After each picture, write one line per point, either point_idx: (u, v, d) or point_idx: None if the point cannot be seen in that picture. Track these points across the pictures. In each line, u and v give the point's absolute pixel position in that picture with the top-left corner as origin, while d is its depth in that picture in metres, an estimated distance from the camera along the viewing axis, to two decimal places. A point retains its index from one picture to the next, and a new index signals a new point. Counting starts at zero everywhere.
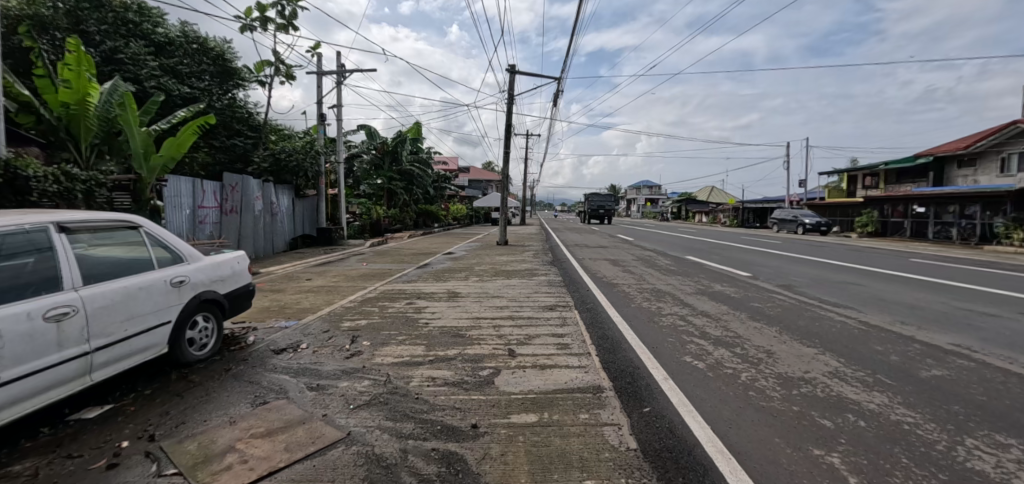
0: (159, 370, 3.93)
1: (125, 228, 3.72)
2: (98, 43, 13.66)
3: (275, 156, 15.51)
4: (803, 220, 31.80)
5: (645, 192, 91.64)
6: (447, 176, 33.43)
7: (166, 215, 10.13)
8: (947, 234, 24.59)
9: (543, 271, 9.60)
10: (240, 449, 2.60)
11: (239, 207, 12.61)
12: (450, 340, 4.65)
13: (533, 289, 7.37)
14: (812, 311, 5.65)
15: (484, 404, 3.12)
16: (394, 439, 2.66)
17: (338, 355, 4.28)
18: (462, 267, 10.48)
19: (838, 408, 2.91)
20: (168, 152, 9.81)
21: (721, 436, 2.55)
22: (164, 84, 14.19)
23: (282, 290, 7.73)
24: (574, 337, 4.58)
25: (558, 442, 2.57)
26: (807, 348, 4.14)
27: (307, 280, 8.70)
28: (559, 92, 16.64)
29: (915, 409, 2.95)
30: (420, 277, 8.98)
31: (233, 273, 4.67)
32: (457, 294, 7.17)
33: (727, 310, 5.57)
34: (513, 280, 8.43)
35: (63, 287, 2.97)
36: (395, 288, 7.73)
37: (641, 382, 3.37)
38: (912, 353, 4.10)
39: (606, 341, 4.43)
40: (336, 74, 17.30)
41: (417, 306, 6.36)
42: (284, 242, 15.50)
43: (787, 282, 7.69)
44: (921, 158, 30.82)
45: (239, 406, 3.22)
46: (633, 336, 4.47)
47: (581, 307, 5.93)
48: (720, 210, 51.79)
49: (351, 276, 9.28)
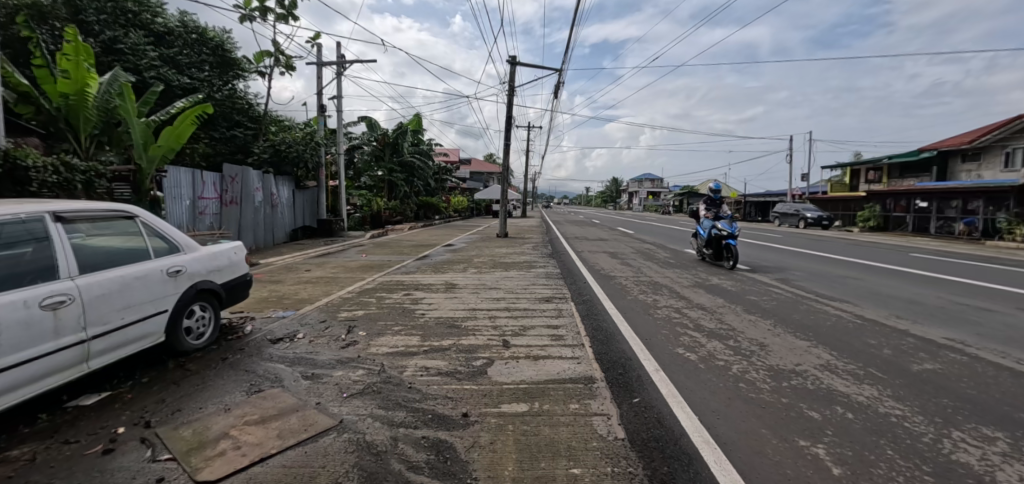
0: (156, 358, 3.96)
1: (121, 218, 3.73)
2: (98, 32, 13.64)
3: (275, 147, 15.52)
4: (804, 213, 31.85)
5: (648, 185, 91.42)
6: (448, 168, 33.46)
7: (167, 206, 10.20)
8: (949, 229, 24.64)
9: (542, 263, 9.64)
10: (233, 436, 2.64)
11: (239, 198, 12.59)
12: (446, 331, 4.67)
13: (531, 281, 7.39)
14: (807, 304, 5.67)
15: (475, 394, 3.15)
16: (385, 427, 2.69)
17: (334, 345, 4.32)
18: (461, 259, 10.52)
19: (827, 400, 2.93)
20: (168, 142, 9.79)
21: (708, 427, 2.57)
22: (164, 74, 14.11)
23: (280, 281, 7.75)
24: (569, 329, 4.60)
25: (549, 431, 2.60)
26: (800, 342, 4.14)
27: (306, 271, 8.75)
28: (559, 84, 16.68)
29: (904, 402, 2.97)
30: (419, 268, 9.01)
31: (230, 262, 4.67)
32: (455, 285, 7.19)
33: (723, 303, 5.56)
34: (511, 272, 8.47)
35: (60, 276, 3.00)
36: (394, 279, 7.76)
37: (632, 373, 3.39)
38: (904, 347, 4.12)
39: (600, 332, 4.44)
40: (336, 66, 17.40)
41: (415, 297, 6.40)
42: (284, 233, 15.54)
43: (785, 276, 7.70)
44: (925, 152, 30.73)
45: (234, 394, 3.26)
46: (627, 328, 4.49)
47: (577, 299, 5.95)
48: (722, 203, 51.78)
49: (350, 267, 9.30)
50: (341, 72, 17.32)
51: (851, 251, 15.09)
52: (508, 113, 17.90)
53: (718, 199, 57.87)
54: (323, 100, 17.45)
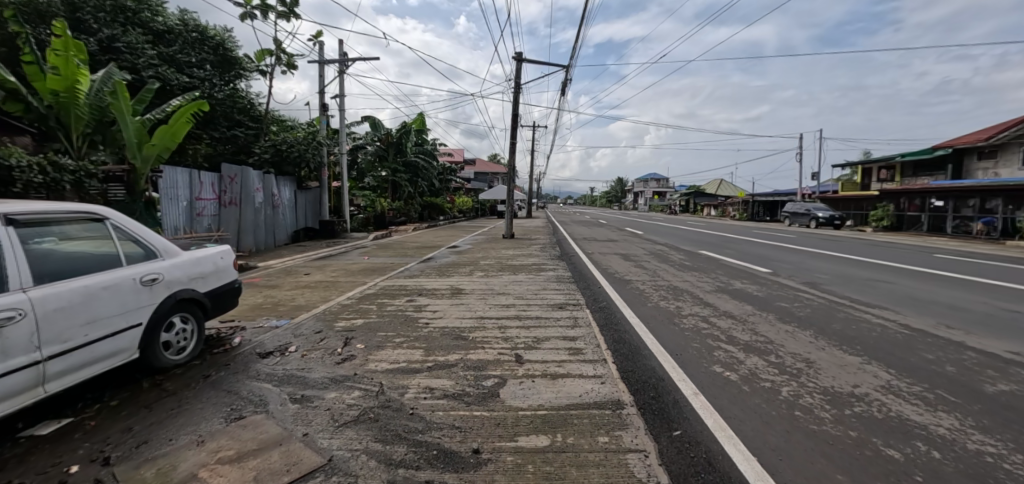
0: (130, 376, 3.57)
1: (87, 220, 3.33)
2: (95, 31, 13.36)
3: (276, 146, 15.20)
4: (816, 213, 31.15)
5: (654, 185, 90.64)
6: (452, 169, 33.16)
7: (163, 207, 9.89)
8: (967, 229, 23.94)
9: (551, 266, 9.19)
10: (202, 479, 2.23)
11: (240, 199, 12.22)
12: (452, 344, 4.24)
13: (541, 286, 6.95)
14: (846, 312, 5.18)
15: (488, 423, 2.72)
16: (380, 468, 2.27)
17: (329, 361, 3.89)
18: (466, 262, 10.11)
19: (903, 434, 2.46)
20: (164, 141, 9.48)
21: (772, 472, 2.12)
22: (162, 73, 13.81)
23: (277, 286, 7.35)
24: (588, 342, 4.15)
25: (576, 474, 2.16)
26: (850, 357, 3.67)
27: (305, 275, 8.35)
28: (566, 81, 16.31)
29: (995, 434, 2.49)
30: (423, 272, 8.61)
31: (216, 269, 4.27)
32: (461, 291, 6.76)
33: (753, 311, 5.09)
34: (519, 275, 8.03)
35: (10, 288, 2.63)
36: (397, 284, 7.35)
37: (667, 397, 2.94)
38: (969, 363, 3.62)
39: (624, 346, 3.98)
40: (338, 64, 17.10)
41: (418, 304, 5.98)
42: (286, 235, 15.19)
43: (812, 279, 7.20)
44: (939, 150, 30.00)
45: (211, 422, 2.86)
46: (653, 341, 4.03)
47: (593, 306, 5.49)
48: (729, 203, 51.11)
49: (351, 270, 8.91)
50: (343, 70, 17.05)
51: (871, 251, 14.63)
52: (513, 111, 17.54)
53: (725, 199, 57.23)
54: (325, 99, 17.14)
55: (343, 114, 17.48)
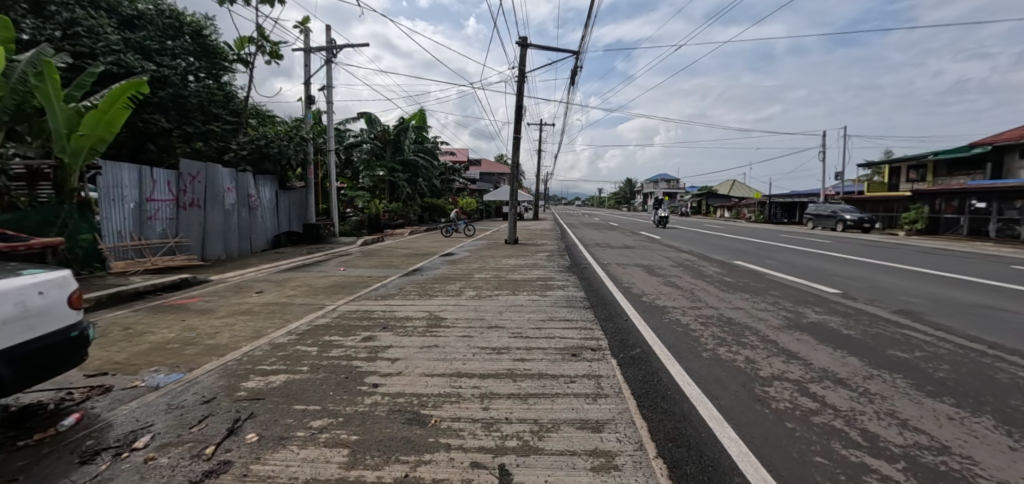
0: None
1: None
2: (52, 14, 11.87)
3: (254, 141, 13.43)
4: (842, 215, 28.88)
5: (665, 185, 88.70)
6: (455, 168, 31.77)
7: (102, 210, 8.39)
8: (1013, 233, 21.78)
9: (560, 283, 7.49)
10: None
11: (204, 200, 10.69)
12: (400, 439, 2.57)
13: (547, 315, 5.29)
14: (1006, 372, 3.41)
15: None
16: None
17: (179, 477, 2.25)
18: (458, 275, 8.47)
19: None
20: (98, 131, 7.97)
21: None
22: (124, 60, 12.26)
23: (209, 311, 5.76)
24: (625, 441, 2.45)
25: None
26: None
27: (255, 294, 6.74)
28: (575, 69, 14.69)
29: None
30: (401, 290, 6.96)
31: (23, 312, 2.66)
32: (439, 321, 5.13)
33: (869, 371, 3.34)
34: (519, 297, 6.37)
35: None
36: (362, 309, 5.73)
37: None
38: None
39: (689, 457, 2.26)
40: (325, 52, 15.67)
41: (377, 345, 4.32)
42: (265, 240, 13.70)
43: (907, 308, 5.42)
44: (978, 148, 27.68)
45: None
46: (739, 447, 2.31)
47: (622, 356, 3.77)
48: (745, 204, 49.05)
49: (315, 288, 7.28)
50: (331, 59, 15.58)
51: (930, 260, 12.64)
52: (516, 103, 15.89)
53: (740, 200, 54.88)
54: (311, 90, 15.67)
55: (331, 108, 15.98)
